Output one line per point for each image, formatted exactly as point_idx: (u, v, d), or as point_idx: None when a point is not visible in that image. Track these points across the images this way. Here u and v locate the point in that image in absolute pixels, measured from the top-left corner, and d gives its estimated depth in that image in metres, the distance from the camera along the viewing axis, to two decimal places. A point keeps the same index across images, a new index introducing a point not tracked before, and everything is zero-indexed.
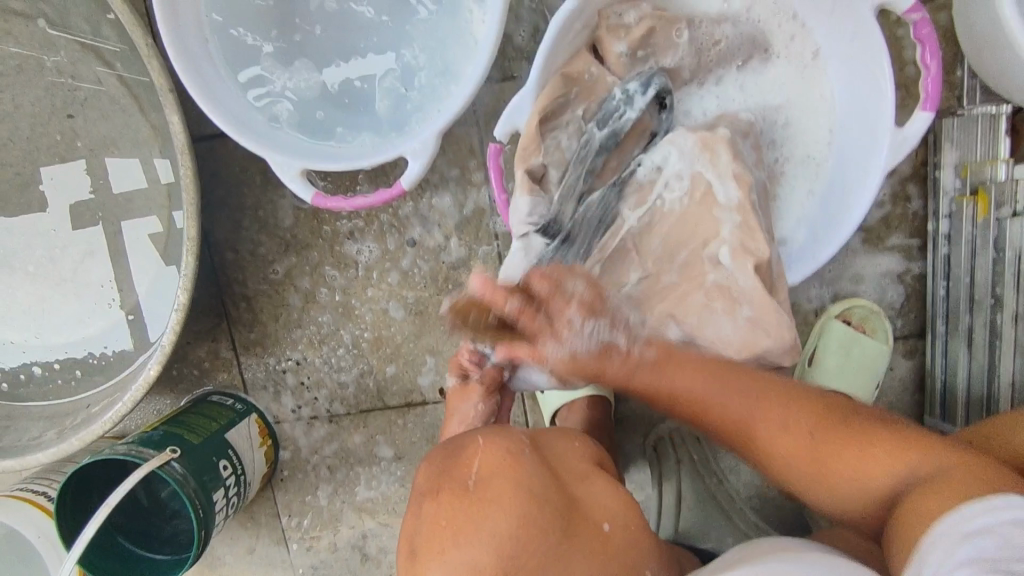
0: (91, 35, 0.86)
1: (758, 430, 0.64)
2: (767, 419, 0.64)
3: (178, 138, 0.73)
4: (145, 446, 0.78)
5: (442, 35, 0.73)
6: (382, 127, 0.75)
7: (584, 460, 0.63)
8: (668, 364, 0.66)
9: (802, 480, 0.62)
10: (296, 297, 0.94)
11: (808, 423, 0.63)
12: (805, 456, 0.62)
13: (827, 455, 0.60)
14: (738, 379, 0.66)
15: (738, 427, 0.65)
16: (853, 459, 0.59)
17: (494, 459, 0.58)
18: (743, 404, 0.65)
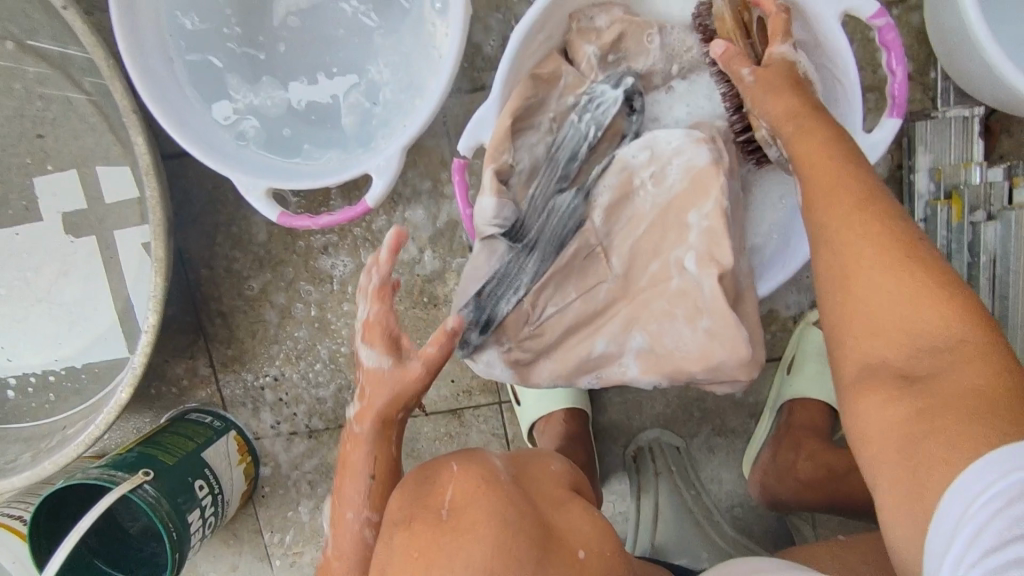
0: (57, 55, 0.86)
1: (857, 267, 0.53)
2: (857, 247, 0.53)
3: (142, 160, 0.73)
4: (118, 470, 0.77)
5: (406, 49, 0.72)
6: (348, 143, 0.74)
7: (562, 488, 0.60)
8: (795, 124, 0.59)
9: (864, 333, 0.52)
10: (271, 313, 0.93)
11: (919, 278, 0.50)
12: (895, 369, 0.50)
13: (903, 285, 0.50)
14: (886, 221, 0.53)
15: (858, 214, 0.54)
16: (919, 304, 0.50)
17: (467, 489, 0.55)
18: (868, 251, 0.52)
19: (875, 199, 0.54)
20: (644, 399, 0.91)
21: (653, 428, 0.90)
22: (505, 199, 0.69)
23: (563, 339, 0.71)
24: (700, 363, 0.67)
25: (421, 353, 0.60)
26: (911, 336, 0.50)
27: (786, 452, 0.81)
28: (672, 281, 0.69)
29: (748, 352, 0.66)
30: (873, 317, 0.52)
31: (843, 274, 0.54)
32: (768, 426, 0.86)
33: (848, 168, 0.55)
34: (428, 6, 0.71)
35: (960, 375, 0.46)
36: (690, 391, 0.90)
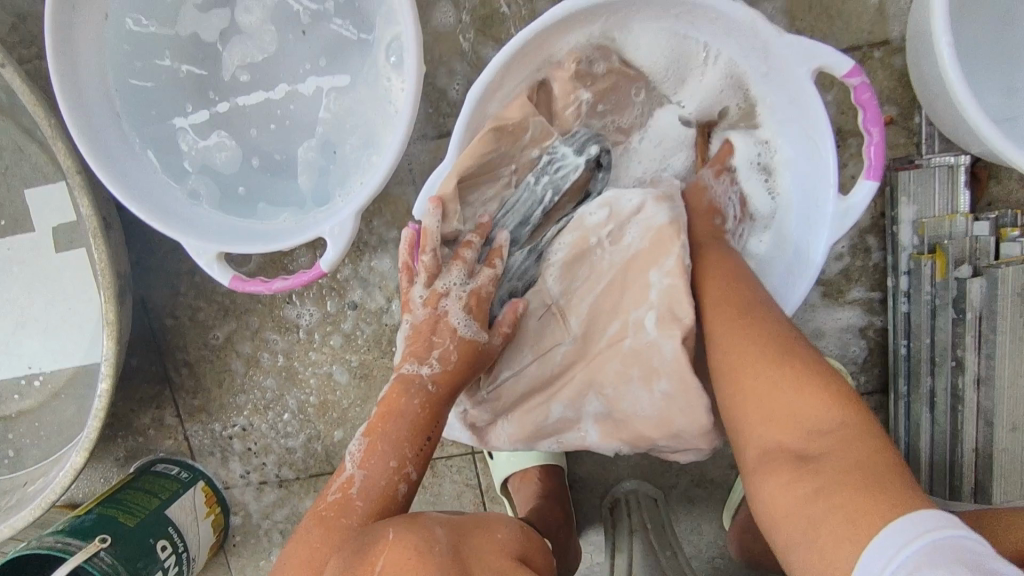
0: (9, 103, 0.83)
1: (738, 362, 0.54)
2: (737, 344, 0.55)
3: (89, 221, 0.70)
4: (72, 536, 0.75)
5: (363, 104, 0.70)
6: (306, 201, 0.72)
7: (506, 558, 0.55)
8: (703, 241, 0.65)
9: (753, 424, 0.52)
10: (237, 362, 0.91)
11: (795, 370, 0.51)
12: (783, 462, 0.50)
13: (791, 380, 0.51)
14: (760, 322, 0.55)
15: (737, 318, 0.56)
16: (804, 396, 0.50)
17: (399, 560, 0.51)
18: (744, 351, 0.54)
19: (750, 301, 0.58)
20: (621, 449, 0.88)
21: (631, 479, 0.88)
22: (443, 259, 0.66)
23: (522, 401, 0.69)
24: (660, 433, 0.64)
25: (471, 289, 0.64)
26: (794, 427, 0.50)
27: None
28: (627, 341, 0.64)
29: (707, 419, 0.62)
30: (761, 416, 0.52)
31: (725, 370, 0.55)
32: (746, 481, 0.83)
33: (727, 275, 0.62)
34: (384, 60, 0.68)
35: (847, 453, 0.47)
36: None
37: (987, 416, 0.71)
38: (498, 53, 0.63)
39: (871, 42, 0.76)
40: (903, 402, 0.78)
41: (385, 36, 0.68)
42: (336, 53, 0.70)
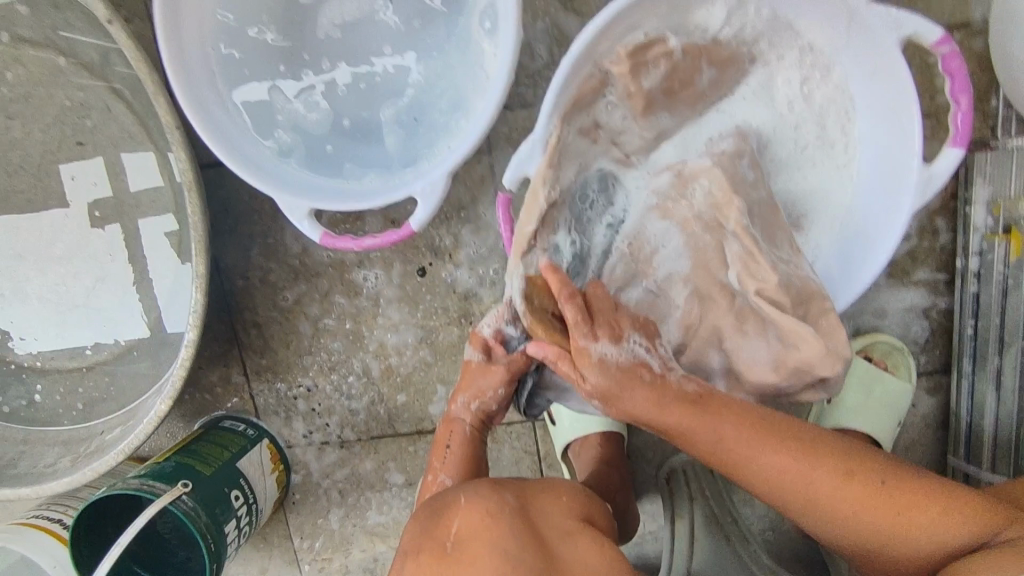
0: (100, 64, 0.85)
1: (778, 479, 0.57)
2: (802, 490, 0.56)
3: (185, 175, 0.74)
4: (156, 480, 0.78)
5: (453, 71, 0.72)
6: (393, 162, 0.74)
7: (571, 518, 0.59)
8: (676, 424, 0.57)
9: (825, 512, 0.57)
10: (306, 324, 0.93)
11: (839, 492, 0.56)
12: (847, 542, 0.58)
13: (879, 515, 0.56)
14: (817, 450, 0.57)
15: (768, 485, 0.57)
16: (826, 495, 0.56)
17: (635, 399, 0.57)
18: (784, 457, 0.57)
19: (702, 402, 0.58)
20: None
21: (688, 451, 0.89)
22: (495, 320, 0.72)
23: None
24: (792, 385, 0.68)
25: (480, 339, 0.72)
26: (802, 471, 0.56)
27: None
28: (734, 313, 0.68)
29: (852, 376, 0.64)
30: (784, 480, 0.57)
31: (766, 479, 0.57)
32: None
33: (735, 412, 0.58)
34: (476, 27, 0.70)
35: (915, 544, 0.56)
36: None
37: None
38: (565, 59, 0.62)
39: (952, 24, 0.76)
40: (967, 381, 0.80)
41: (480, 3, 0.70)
42: (428, 18, 0.72)
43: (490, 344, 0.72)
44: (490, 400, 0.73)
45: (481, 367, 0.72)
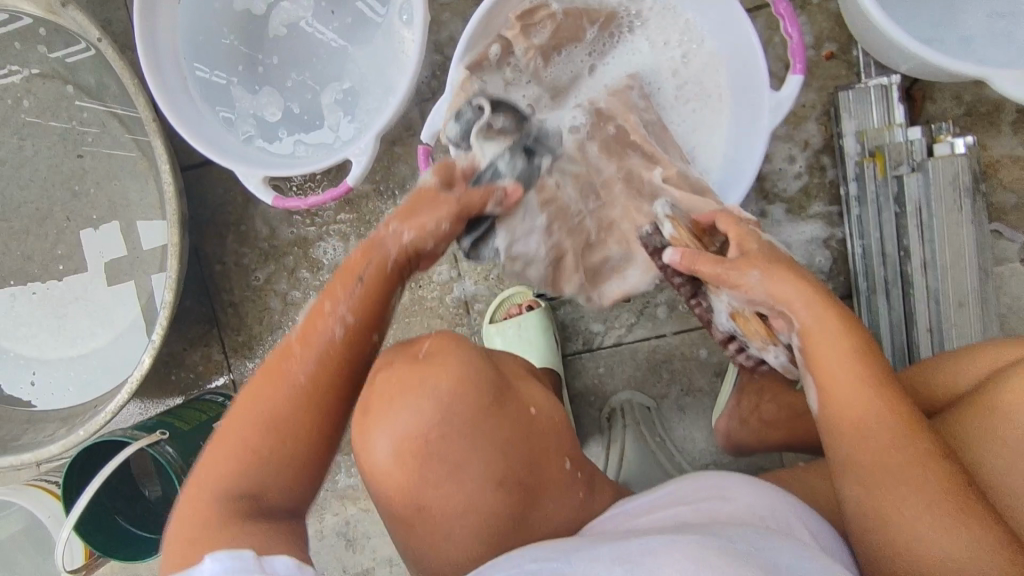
0: (95, 85, 1.00)
1: (875, 467, 0.53)
2: (921, 495, 0.50)
3: (163, 158, 0.88)
4: (136, 430, 0.88)
5: (381, 57, 0.85)
6: (334, 138, 0.86)
7: (523, 370, 0.66)
8: (812, 314, 0.58)
9: (877, 512, 0.52)
10: (275, 300, 1.03)
11: (948, 513, 0.49)
12: (923, 538, 0.49)
13: (905, 485, 0.51)
14: (878, 411, 0.54)
15: (867, 461, 0.53)
16: (926, 519, 0.50)
17: (827, 331, 0.57)
18: (882, 443, 0.53)
19: (854, 333, 0.57)
20: (616, 363, 0.97)
21: (625, 390, 0.96)
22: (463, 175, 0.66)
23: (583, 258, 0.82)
24: None
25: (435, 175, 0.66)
26: (907, 497, 0.51)
27: (747, 399, 0.84)
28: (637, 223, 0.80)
29: None
30: (894, 505, 0.51)
31: (886, 498, 0.52)
32: (731, 385, 0.90)
33: (846, 333, 0.57)
34: (396, 18, 0.84)
35: (939, 539, 0.49)
36: (658, 354, 0.96)
37: (936, 296, 0.80)
38: (468, 24, 0.73)
39: None
40: (862, 297, 0.85)
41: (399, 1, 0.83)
42: (359, 15, 0.86)
43: (453, 174, 0.66)
44: (408, 261, 0.62)
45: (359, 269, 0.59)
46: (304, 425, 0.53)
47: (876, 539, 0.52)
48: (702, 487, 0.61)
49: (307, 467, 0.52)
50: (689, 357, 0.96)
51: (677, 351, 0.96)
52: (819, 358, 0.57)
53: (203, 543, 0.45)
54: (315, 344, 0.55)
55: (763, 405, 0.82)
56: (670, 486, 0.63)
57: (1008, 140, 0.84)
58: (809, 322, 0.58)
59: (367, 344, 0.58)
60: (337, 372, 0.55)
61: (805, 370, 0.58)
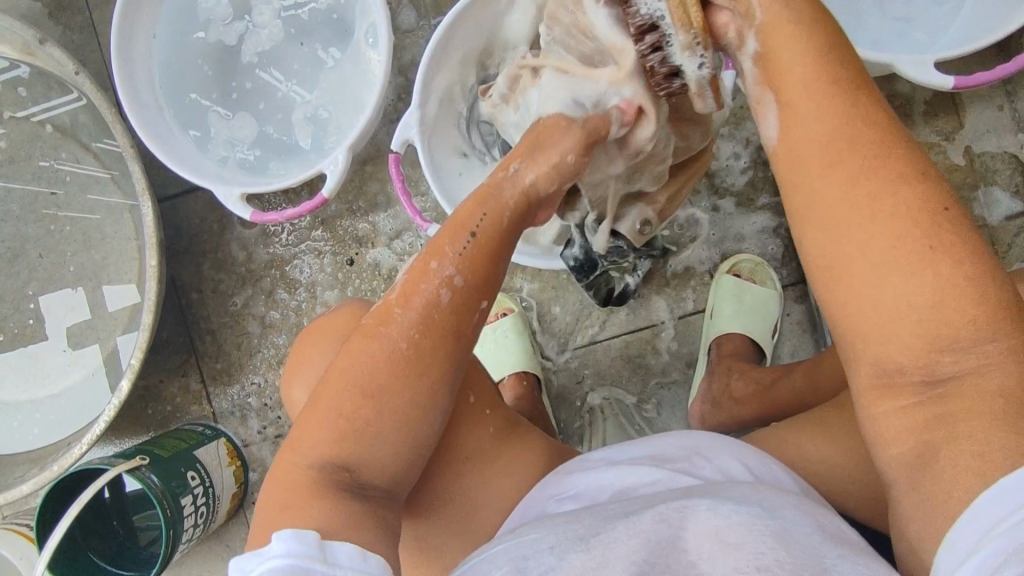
0: (70, 125, 1.02)
1: (854, 266, 0.46)
2: (920, 289, 0.44)
3: (140, 183, 0.90)
4: (117, 457, 0.87)
5: (349, 79, 0.90)
6: (308, 155, 0.91)
7: None
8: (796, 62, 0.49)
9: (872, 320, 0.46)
10: (254, 325, 1.04)
11: (957, 303, 0.44)
12: (906, 323, 0.45)
13: (903, 282, 0.45)
14: (878, 181, 0.46)
15: (860, 254, 0.46)
16: (919, 309, 0.44)
17: (796, 61, 0.48)
18: (867, 226, 0.46)
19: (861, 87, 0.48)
20: (592, 361, 1.00)
21: (603, 387, 0.99)
22: None
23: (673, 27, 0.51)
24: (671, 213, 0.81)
25: None
26: (913, 298, 0.44)
27: (719, 378, 0.88)
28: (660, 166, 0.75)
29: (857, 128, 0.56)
30: (891, 320, 0.45)
31: (892, 296, 0.45)
32: (704, 369, 0.94)
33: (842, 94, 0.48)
34: (362, 40, 0.89)
35: (949, 331, 0.44)
36: (631, 349, 0.99)
37: None
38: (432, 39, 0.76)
39: None
40: None
41: (363, 25, 0.88)
42: (327, 40, 0.91)
43: None
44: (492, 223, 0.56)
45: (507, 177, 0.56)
46: (395, 400, 0.52)
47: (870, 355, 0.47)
48: (641, 448, 0.62)
49: (407, 453, 0.52)
50: (661, 351, 0.99)
51: (648, 345, 0.99)
52: (795, 98, 0.49)
53: (292, 509, 0.48)
54: (414, 316, 0.53)
55: (735, 383, 0.86)
56: (624, 444, 0.63)
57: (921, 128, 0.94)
58: (772, 36, 0.49)
59: (473, 310, 0.55)
60: (438, 343, 0.53)
61: (763, 91, 0.50)
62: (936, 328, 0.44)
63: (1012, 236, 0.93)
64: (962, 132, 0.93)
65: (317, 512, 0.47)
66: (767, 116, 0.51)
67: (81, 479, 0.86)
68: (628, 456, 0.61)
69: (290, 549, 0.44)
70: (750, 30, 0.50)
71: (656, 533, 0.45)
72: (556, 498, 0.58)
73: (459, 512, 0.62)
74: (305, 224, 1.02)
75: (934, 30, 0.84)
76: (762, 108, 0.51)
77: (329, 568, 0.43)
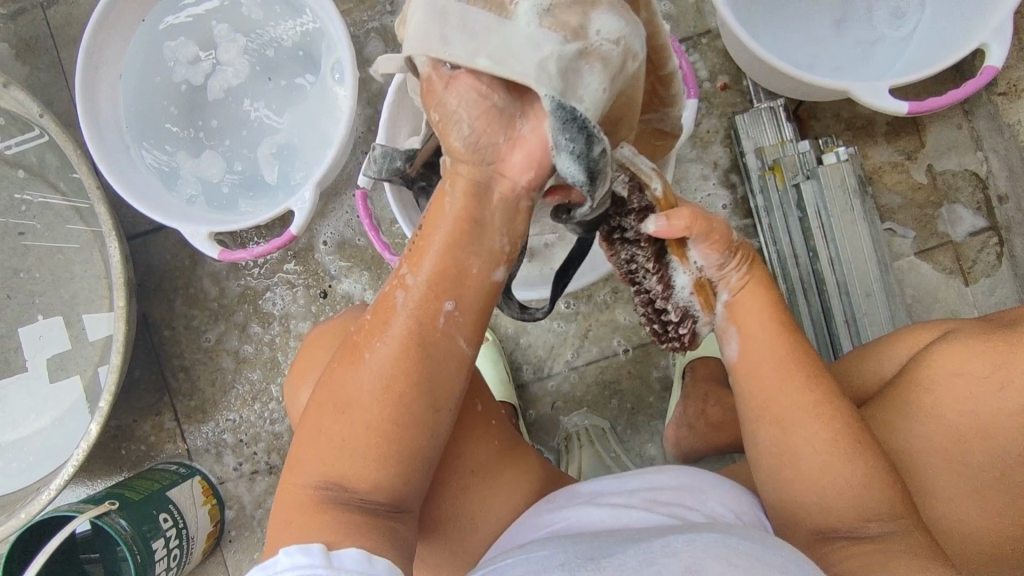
0: (38, 165, 1.02)
1: (783, 415, 0.53)
2: (828, 451, 0.52)
3: (106, 224, 0.89)
4: (86, 503, 0.85)
5: (316, 114, 0.91)
6: (276, 190, 0.91)
7: None
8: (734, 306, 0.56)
9: (792, 461, 0.53)
10: (227, 360, 1.03)
11: (856, 462, 0.52)
12: (824, 475, 0.52)
13: (810, 437, 0.52)
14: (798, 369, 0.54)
15: (774, 409, 0.54)
16: (835, 466, 0.52)
17: (752, 305, 0.56)
18: (789, 391, 0.53)
19: (779, 312, 0.56)
20: (566, 387, 1.00)
21: (580, 413, 0.98)
22: None
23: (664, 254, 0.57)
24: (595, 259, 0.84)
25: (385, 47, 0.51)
26: (830, 457, 0.52)
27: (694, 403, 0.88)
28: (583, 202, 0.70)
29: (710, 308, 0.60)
30: (802, 465, 0.53)
31: (792, 452, 0.53)
32: (678, 392, 0.94)
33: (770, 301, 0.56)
34: (330, 77, 0.90)
35: (853, 481, 0.51)
36: (607, 374, 0.99)
37: (845, 289, 0.88)
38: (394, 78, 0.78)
39: (698, 33, 0.97)
40: None
41: (329, 61, 0.89)
42: (293, 76, 0.91)
43: None
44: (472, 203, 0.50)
45: (444, 79, 0.48)
46: (380, 417, 0.50)
47: (792, 488, 0.54)
48: (633, 482, 0.62)
49: (404, 467, 0.51)
50: (637, 375, 0.99)
51: (625, 369, 0.99)
52: (747, 330, 0.55)
53: (301, 524, 0.48)
54: (393, 330, 0.51)
55: (709, 408, 0.86)
56: (613, 477, 0.64)
57: (884, 149, 0.95)
58: (746, 297, 0.56)
59: (433, 306, 0.51)
60: (419, 350, 0.51)
61: (727, 321, 0.57)
62: (856, 500, 0.51)
63: (977, 252, 0.94)
64: (923, 152, 0.95)
65: (320, 527, 0.47)
66: (727, 341, 0.57)
67: (47, 527, 0.84)
68: (621, 490, 0.61)
69: (298, 561, 0.44)
70: (726, 287, 0.57)
71: (662, 563, 0.44)
72: (544, 527, 0.58)
73: (455, 537, 0.61)
74: (276, 256, 1.02)
75: (891, 52, 0.85)
76: (727, 334, 0.57)
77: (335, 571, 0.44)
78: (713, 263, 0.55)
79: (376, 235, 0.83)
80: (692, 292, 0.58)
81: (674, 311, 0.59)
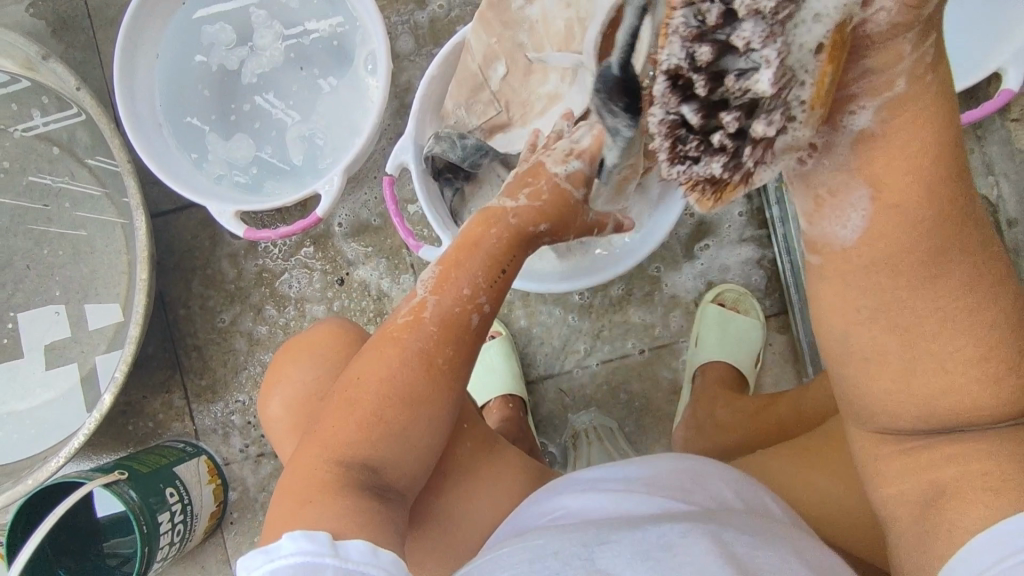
0: (67, 139, 1.04)
1: (908, 295, 0.48)
2: (950, 350, 0.48)
3: (135, 198, 0.91)
4: (95, 471, 0.86)
5: (346, 103, 0.93)
6: (303, 175, 0.93)
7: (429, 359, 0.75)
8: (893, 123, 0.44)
9: (898, 359, 0.49)
10: (241, 341, 1.04)
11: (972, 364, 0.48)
12: (933, 379, 0.48)
13: (939, 329, 0.48)
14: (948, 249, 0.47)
15: (898, 291, 0.48)
16: (948, 365, 0.48)
17: (911, 125, 0.44)
18: (916, 271, 0.47)
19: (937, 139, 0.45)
20: (574, 386, 1.01)
21: (587, 412, 0.99)
22: None
23: None
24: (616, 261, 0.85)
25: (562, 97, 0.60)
26: (948, 353, 0.48)
27: (702, 405, 0.90)
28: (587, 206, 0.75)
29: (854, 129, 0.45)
30: (916, 363, 0.49)
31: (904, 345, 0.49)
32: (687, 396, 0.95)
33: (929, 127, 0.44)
34: (362, 67, 0.92)
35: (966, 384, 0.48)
36: (616, 375, 1.00)
37: None
38: (426, 72, 0.80)
39: None
40: (798, 309, 0.95)
41: (363, 53, 0.92)
42: (326, 65, 0.94)
43: None
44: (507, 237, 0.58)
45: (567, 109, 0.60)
46: (405, 414, 0.54)
47: (883, 392, 0.50)
48: (634, 468, 0.62)
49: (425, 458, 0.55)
50: (646, 376, 1.00)
51: (634, 371, 1.00)
52: (890, 166, 0.45)
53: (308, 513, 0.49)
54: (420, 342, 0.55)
55: (716, 410, 0.88)
56: (611, 465, 0.64)
57: None
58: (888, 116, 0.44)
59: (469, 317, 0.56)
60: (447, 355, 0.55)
61: (858, 161, 0.45)
62: (961, 406, 0.48)
63: None
64: None
65: (326, 513, 0.48)
66: (847, 214, 0.47)
67: (54, 494, 0.85)
68: (620, 478, 0.61)
69: (303, 548, 0.46)
70: (870, 100, 0.43)
71: (659, 557, 0.47)
72: (547, 514, 0.58)
73: (443, 531, 0.62)
74: (295, 241, 1.03)
75: None
76: (850, 194, 0.47)
77: (342, 562, 0.45)
78: (897, 13, 0.38)
79: (400, 224, 0.84)
80: (820, 42, 0.36)
81: (768, 67, 0.34)
